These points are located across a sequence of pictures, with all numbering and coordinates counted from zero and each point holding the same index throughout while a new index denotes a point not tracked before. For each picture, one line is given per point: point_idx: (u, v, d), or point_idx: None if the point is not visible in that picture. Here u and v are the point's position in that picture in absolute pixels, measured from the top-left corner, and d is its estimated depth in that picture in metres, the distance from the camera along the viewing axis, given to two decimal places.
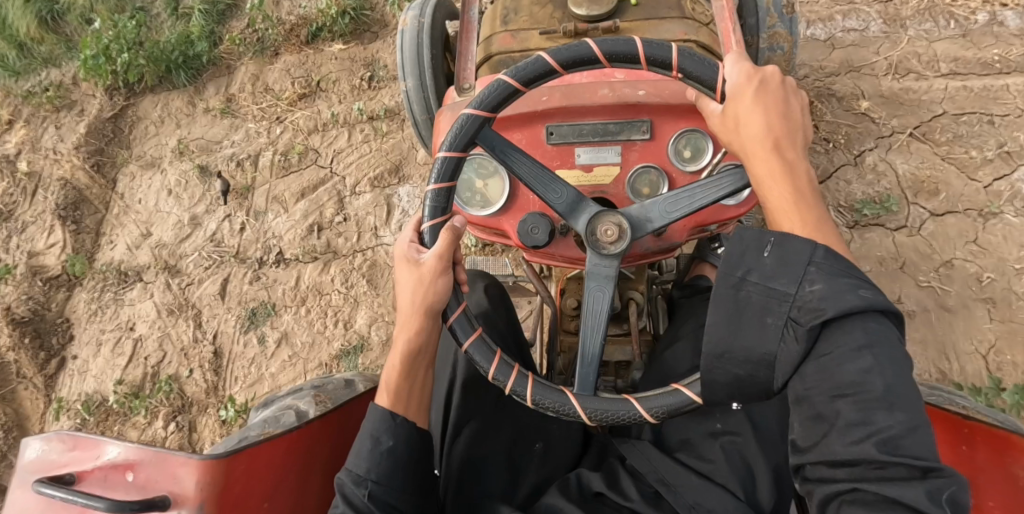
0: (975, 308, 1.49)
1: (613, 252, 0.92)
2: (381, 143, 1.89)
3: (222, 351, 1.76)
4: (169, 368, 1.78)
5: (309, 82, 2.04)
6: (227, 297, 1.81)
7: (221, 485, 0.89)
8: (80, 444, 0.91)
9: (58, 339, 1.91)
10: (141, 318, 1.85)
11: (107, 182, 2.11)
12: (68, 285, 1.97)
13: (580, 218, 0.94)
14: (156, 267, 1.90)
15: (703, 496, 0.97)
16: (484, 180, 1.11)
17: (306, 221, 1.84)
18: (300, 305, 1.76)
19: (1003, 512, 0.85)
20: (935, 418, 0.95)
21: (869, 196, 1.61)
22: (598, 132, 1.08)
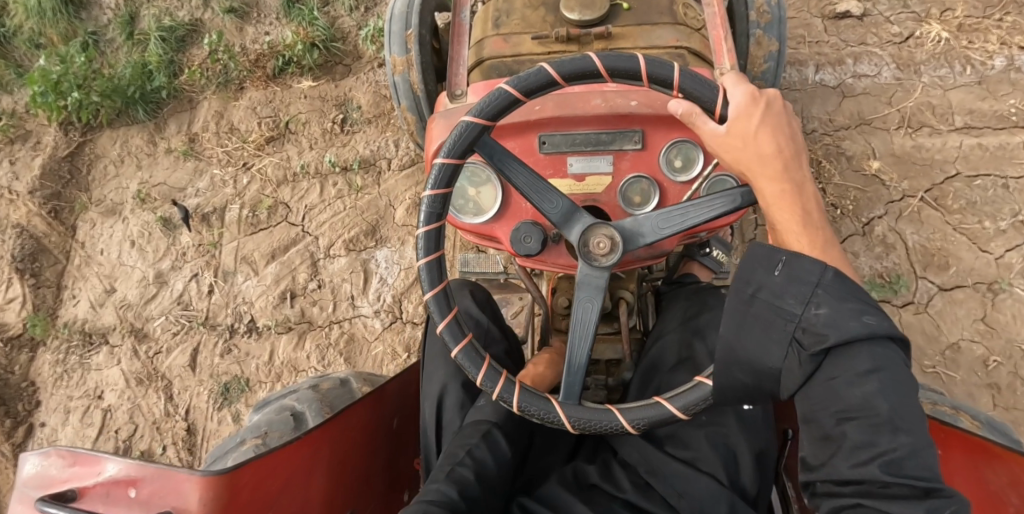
0: (979, 394, 1.43)
1: (608, 265, 0.86)
2: (355, 200, 1.80)
3: (195, 427, 1.69)
4: (141, 443, 1.70)
5: (277, 124, 1.90)
6: (197, 369, 1.73)
7: (228, 497, 0.83)
8: (81, 459, 0.85)
9: (23, 404, 1.80)
10: (109, 387, 1.76)
11: (66, 229, 1.95)
12: (31, 345, 1.86)
13: (571, 228, 0.87)
14: (121, 330, 1.81)
15: (690, 485, 0.90)
16: (477, 188, 1.01)
17: (277, 287, 1.75)
18: (276, 380, 1.69)
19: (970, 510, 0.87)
20: None
21: (877, 273, 1.53)
22: (590, 142, 0.99)
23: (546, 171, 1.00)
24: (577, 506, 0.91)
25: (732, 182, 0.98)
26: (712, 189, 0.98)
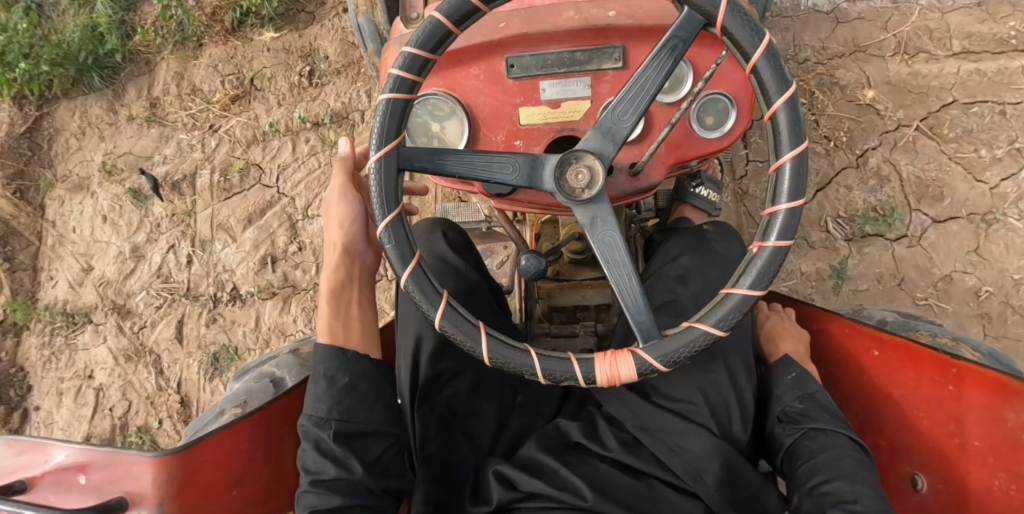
0: (969, 325, 1.44)
1: (569, 197, 0.78)
2: (330, 156, 1.68)
3: (189, 400, 1.63)
4: (138, 419, 1.65)
5: (241, 82, 1.75)
6: (185, 340, 1.65)
7: (186, 477, 0.80)
8: (30, 447, 0.82)
9: (15, 390, 1.78)
10: (99, 365, 1.71)
11: (34, 209, 1.88)
12: (15, 330, 1.82)
13: (593, 136, 0.77)
14: (104, 308, 1.73)
15: (682, 438, 0.90)
16: (440, 122, 0.93)
17: (257, 252, 1.65)
18: (264, 346, 1.61)
19: (987, 451, 0.85)
20: (923, 359, 0.91)
21: (870, 207, 1.50)
22: (564, 62, 0.90)
23: (516, 100, 0.93)
24: (564, 471, 0.90)
25: (725, 102, 0.91)
26: (702, 111, 0.91)
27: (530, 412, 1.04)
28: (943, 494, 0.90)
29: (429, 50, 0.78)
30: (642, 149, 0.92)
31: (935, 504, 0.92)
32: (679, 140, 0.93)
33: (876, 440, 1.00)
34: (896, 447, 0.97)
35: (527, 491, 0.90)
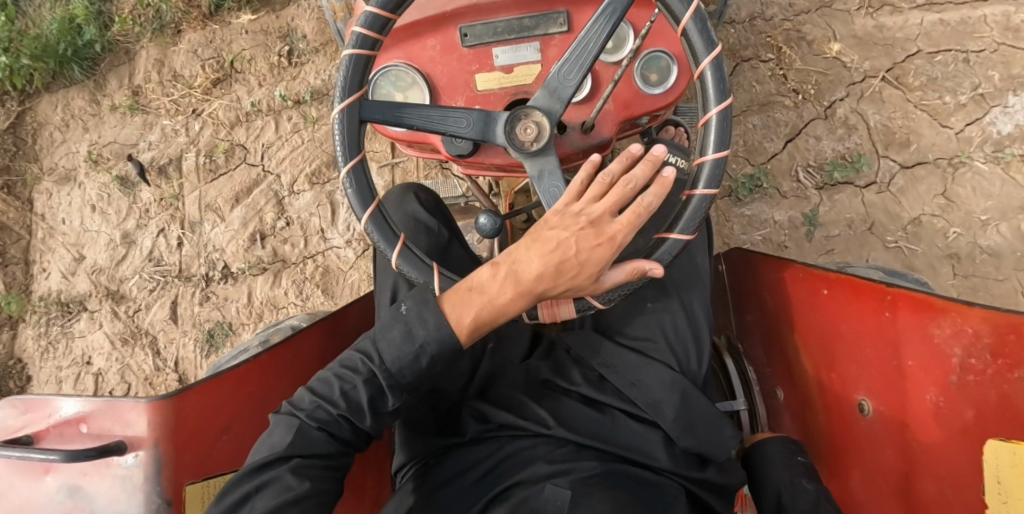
0: (940, 265, 1.50)
1: (521, 150, 0.86)
2: (313, 133, 1.71)
3: (186, 376, 1.67)
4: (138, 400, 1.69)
5: (221, 64, 1.77)
6: (180, 320, 1.69)
7: (176, 423, 0.98)
8: (32, 407, 0.98)
9: (16, 381, 1.81)
10: (96, 351, 1.74)
11: (23, 203, 1.89)
12: (11, 322, 1.84)
13: (542, 94, 0.85)
14: (98, 295, 1.76)
15: (641, 373, 1.01)
16: (403, 92, 0.97)
17: (246, 230, 1.68)
18: (257, 320, 1.65)
19: (919, 369, 0.95)
20: (862, 289, 1.01)
21: (839, 155, 1.55)
22: (514, 29, 0.95)
23: (471, 68, 0.97)
24: (532, 406, 1.04)
25: (666, 60, 0.95)
26: (645, 69, 0.95)
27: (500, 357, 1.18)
28: (886, 414, 1.00)
29: (378, 32, 0.86)
30: (589, 107, 0.96)
31: (880, 427, 1.01)
32: (627, 98, 0.97)
33: (828, 374, 1.08)
34: (845, 379, 1.05)
35: (500, 422, 1.05)
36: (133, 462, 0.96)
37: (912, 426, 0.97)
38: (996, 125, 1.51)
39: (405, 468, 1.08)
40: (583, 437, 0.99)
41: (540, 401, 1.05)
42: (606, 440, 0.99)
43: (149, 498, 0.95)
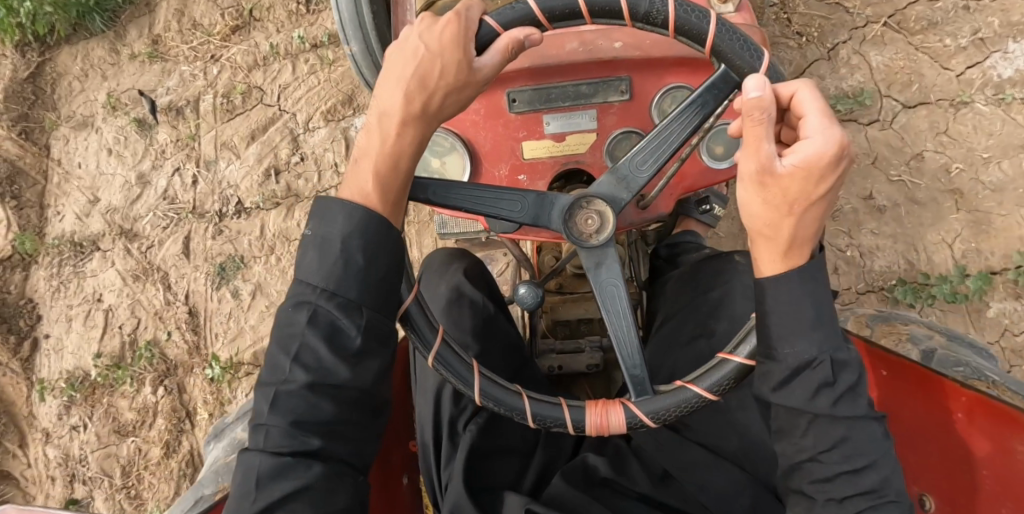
0: (943, 200, 1.52)
1: (584, 241, 0.89)
2: (329, 74, 1.75)
3: (196, 310, 1.71)
4: (147, 334, 1.73)
5: (240, 12, 1.81)
6: (192, 255, 1.73)
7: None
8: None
9: (26, 321, 1.83)
10: (107, 288, 1.77)
11: (41, 149, 1.92)
12: (24, 264, 1.86)
13: (607, 181, 0.89)
14: (111, 234, 1.79)
15: (705, 473, 1.03)
16: (443, 158, 1.04)
17: (260, 166, 1.72)
18: (269, 253, 1.70)
19: (996, 486, 0.90)
20: (943, 385, 1.00)
21: (843, 91, 1.58)
22: (571, 95, 1.01)
23: (518, 134, 1.04)
24: (595, 506, 1.00)
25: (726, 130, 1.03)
26: (712, 143, 1.04)
27: (551, 448, 1.15)
28: None
29: None
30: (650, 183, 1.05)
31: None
32: (683, 173, 1.06)
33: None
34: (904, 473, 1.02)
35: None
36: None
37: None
38: (997, 69, 1.54)
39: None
40: None
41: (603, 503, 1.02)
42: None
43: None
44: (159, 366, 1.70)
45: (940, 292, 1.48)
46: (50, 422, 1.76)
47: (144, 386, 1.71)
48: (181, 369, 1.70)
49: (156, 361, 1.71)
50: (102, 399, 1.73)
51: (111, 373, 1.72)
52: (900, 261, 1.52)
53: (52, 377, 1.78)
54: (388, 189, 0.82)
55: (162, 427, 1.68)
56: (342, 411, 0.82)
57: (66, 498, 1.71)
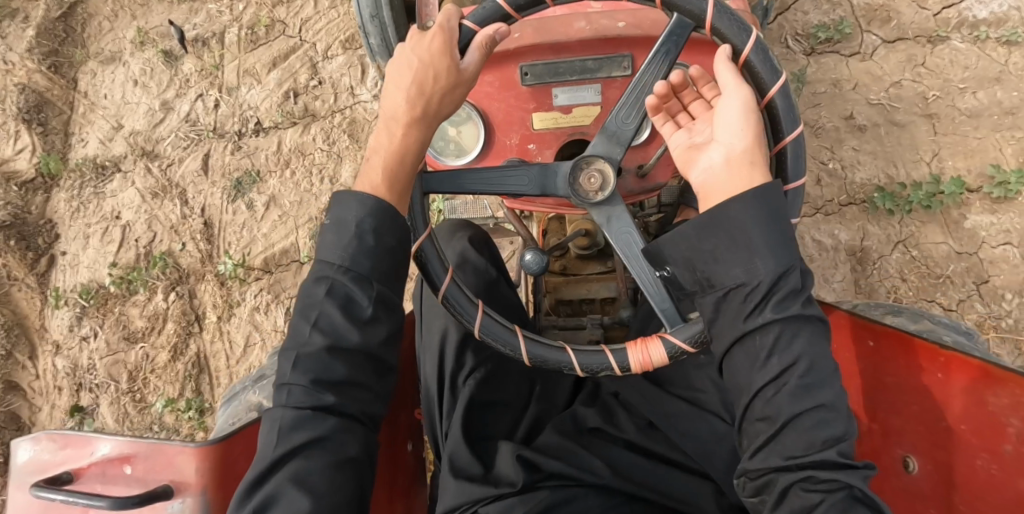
0: (919, 123, 1.63)
1: (588, 198, 0.95)
2: (349, 8, 1.86)
3: (211, 221, 1.85)
4: (161, 245, 1.85)
5: None
6: (210, 171, 1.87)
7: (220, 463, 0.95)
8: (71, 442, 0.95)
9: (44, 239, 1.90)
10: (126, 206, 1.89)
11: (68, 83, 1.96)
12: (45, 187, 1.93)
13: (601, 141, 0.95)
14: (133, 156, 1.91)
15: (690, 422, 1.06)
16: (459, 126, 1.16)
17: (280, 88, 1.86)
18: (284, 168, 1.84)
19: (973, 435, 0.90)
20: (917, 347, 0.97)
21: (825, 23, 1.70)
22: (577, 71, 1.11)
23: (528, 107, 1.14)
24: (584, 454, 1.05)
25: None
26: None
27: (546, 401, 1.21)
28: (932, 474, 0.95)
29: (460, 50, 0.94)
30: (649, 153, 1.12)
31: (926, 485, 0.96)
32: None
33: (871, 425, 1.05)
34: (886, 430, 1.02)
35: (550, 472, 1.04)
36: (180, 508, 0.92)
37: (959, 491, 0.91)
38: (972, 10, 1.64)
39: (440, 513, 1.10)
40: (632, 486, 1.04)
41: (588, 448, 1.07)
42: (658, 492, 1.04)
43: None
44: (172, 274, 1.84)
45: (914, 197, 1.61)
46: (62, 334, 1.87)
47: (156, 294, 1.84)
48: (192, 278, 1.84)
49: (169, 270, 1.84)
50: (114, 309, 1.86)
51: (125, 281, 1.85)
52: (881, 175, 1.64)
53: (65, 288, 1.88)
54: (396, 182, 0.91)
55: (171, 331, 1.83)
56: (353, 371, 0.87)
57: (71, 404, 1.84)
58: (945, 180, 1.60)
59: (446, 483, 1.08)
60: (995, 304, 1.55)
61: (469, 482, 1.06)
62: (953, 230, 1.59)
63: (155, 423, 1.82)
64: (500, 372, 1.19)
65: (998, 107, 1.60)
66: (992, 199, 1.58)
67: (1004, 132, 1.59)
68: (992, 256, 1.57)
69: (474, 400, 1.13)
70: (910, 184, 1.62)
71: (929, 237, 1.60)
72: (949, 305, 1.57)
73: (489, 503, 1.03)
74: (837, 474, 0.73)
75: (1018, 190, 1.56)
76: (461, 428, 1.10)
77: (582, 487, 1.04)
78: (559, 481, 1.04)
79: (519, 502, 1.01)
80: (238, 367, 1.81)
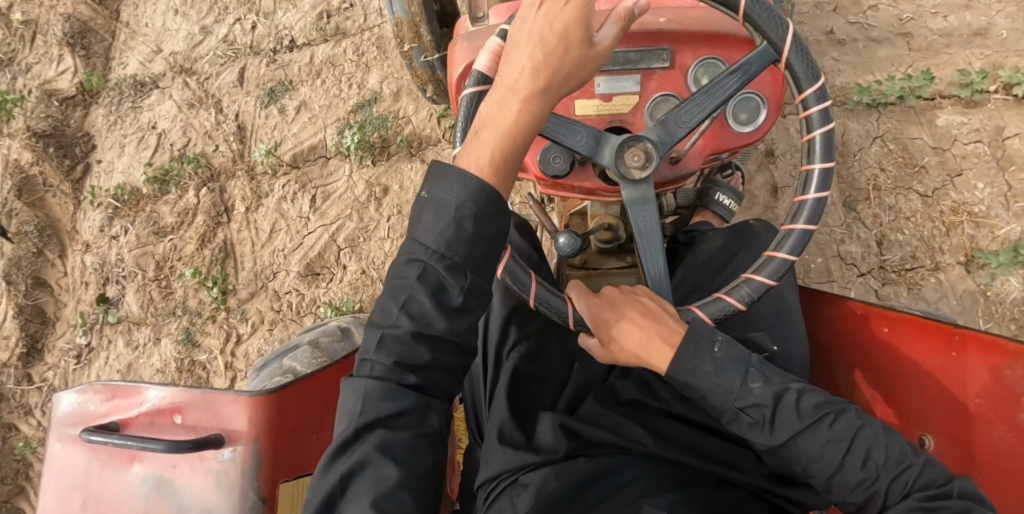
0: (967, 59, 1.56)
1: (633, 175, 0.85)
2: None
3: (244, 125, 1.85)
4: (195, 147, 1.85)
5: None
6: (245, 83, 1.87)
7: (276, 416, 0.88)
8: (119, 393, 0.89)
9: (80, 149, 1.92)
10: (163, 116, 1.90)
11: (111, 13, 1.98)
12: (84, 104, 1.95)
13: (655, 129, 0.86)
14: (172, 73, 1.92)
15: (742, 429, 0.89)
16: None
17: (315, 10, 1.86)
18: (316, 78, 1.84)
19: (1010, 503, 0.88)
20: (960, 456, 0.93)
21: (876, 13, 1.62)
22: (618, 61, 0.94)
23: (572, 93, 0.96)
24: (626, 423, 0.90)
25: (757, 102, 0.95)
26: (736, 109, 0.95)
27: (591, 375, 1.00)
28: None
29: None
30: (680, 142, 0.97)
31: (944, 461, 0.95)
32: (714, 134, 0.97)
33: (885, 409, 1.03)
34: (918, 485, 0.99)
35: (594, 441, 0.89)
36: (229, 458, 0.86)
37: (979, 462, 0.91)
38: None
39: (477, 485, 0.94)
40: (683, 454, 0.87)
41: (634, 420, 0.91)
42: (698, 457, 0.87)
43: (244, 494, 0.85)
44: (204, 172, 1.83)
45: (890, 90, 1.58)
46: (92, 235, 1.88)
47: (188, 192, 1.83)
48: (224, 176, 1.84)
49: (201, 168, 1.83)
50: (145, 209, 1.85)
51: (159, 182, 1.85)
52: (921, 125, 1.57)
53: (100, 188, 1.89)
54: (502, 166, 0.77)
55: (201, 224, 1.81)
56: (438, 353, 0.76)
57: (98, 295, 1.84)
58: (914, 73, 1.58)
59: (489, 452, 0.93)
60: (967, 192, 1.52)
61: (509, 450, 0.91)
62: (928, 128, 1.56)
63: (178, 308, 1.80)
64: (543, 337, 1.02)
65: (967, 29, 1.57)
66: (963, 102, 1.56)
67: (975, 49, 1.56)
68: (963, 152, 1.54)
69: (515, 380, 0.98)
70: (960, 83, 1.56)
71: (907, 132, 1.57)
72: (925, 193, 1.54)
73: (533, 472, 0.89)
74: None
75: (984, 89, 1.55)
76: (506, 401, 0.95)
77: (627, 457, 0.88)
78: (600, 451, 0.89)
79: (561, 472, 0.87)
80: (263, 252, 1.80)
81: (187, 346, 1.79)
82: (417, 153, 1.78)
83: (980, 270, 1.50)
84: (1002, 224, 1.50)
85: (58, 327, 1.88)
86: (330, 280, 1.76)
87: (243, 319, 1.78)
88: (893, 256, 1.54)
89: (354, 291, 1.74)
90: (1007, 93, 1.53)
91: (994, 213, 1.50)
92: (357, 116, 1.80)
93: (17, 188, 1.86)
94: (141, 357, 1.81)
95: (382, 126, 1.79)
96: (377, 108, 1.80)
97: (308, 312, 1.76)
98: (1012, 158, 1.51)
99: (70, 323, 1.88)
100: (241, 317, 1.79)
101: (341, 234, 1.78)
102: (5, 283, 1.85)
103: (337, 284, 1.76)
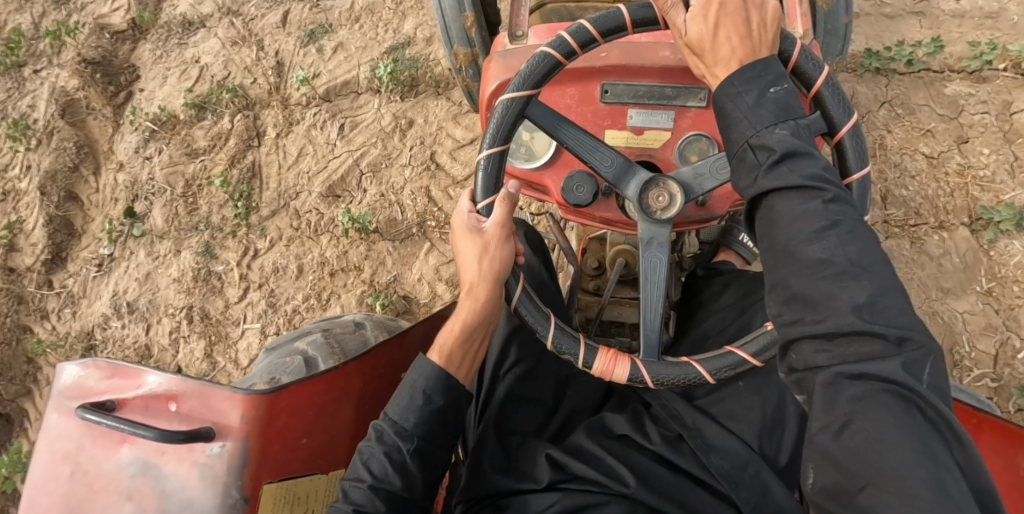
0: (976, 34, 1.56)
1: (660, 219, 0.84)
2: None
3: (283, 62, 1.85)
4: (235, 79, 1.86)
5: None
6: (288, 25, 1.88)
7: (267, 417, 0.91)
8: (119, 372, 0.91)
9: (125, 78, 1.95)
10: (207, 52, 1.90)
11: None
12: (134, 39, 1.98)
13: (628, 180, 0.85)
14: (219, 13, 1.93)
15: (727, 459, 0.87)
16: (531, 131, 0.95)
17: None
18: (355, 22, 1.85)
19: None
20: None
21: (916, 27, 1.58)
22: (654, 95, 0.92)
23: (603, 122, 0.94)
24: (608, 457, 0.90)
25: None
26: None
27: (579, 404, 1.02)
28: None
29: (493, 189, 0.85)
30: None
31: None
32: None
33: None
34: None
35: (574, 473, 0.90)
36: (218, 452, 0.88)
37: None
38: None
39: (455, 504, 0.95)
40: (657, 499, 0.86)
41: (614, 454, 0.90)
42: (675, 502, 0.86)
43: (227, 491, 0.87)
44: (240, 101, 1.83)
45: (898, 56, 1.55)
46: (127, 155, 1.89)
47: (223, 118, 1.84)
48: (258, 106, 1.84)
49: (238, 97, 1.84)
50: (181, 133, 1.87)
51: (196, 109, 1.85)
52: (952, 130, 1.52)
53: (139, 114, 1.90)
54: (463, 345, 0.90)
55: (232, 146, 1.82)
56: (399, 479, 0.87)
57: (125, 209, 1.84)
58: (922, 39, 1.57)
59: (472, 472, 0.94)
60: (973, 156, 1.50)
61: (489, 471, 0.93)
62: (935, 96, 1.54)
63: (201, 223, 1.80)
64: (535, 364, 1.01)
65: (978, 12, 1.57)
66: (971, 75, 1.55)
67: (985, 31, 1.56)
68: (971, 121, 1.52)
69: (506, 402, 0.98)
70: (971, 57, 1.54)
71: (915, 97, 1.55)
72: (931, 154, 1.51)
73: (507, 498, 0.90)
74: (880, 378, 0.59)
75: (992, 64, 1.54)
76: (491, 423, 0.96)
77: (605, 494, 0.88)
78: (578, 484, 0.89)
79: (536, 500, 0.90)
80: (289, 174, 1.80)
81: (205, 257, 1.78)
82: (444, 92, 1.77)
83: (983, 228, 1.46)
84: (1007, 189, 1.47)
85: (84, 239, 1.90)
86: (350, 202, 1.75)
87: (263, 235, 1.77)
88: (897, 211, 1.49)
89: (372, 210, 1.73)
90: (1015, 71, 1.53)
91: (999, 179, 1.47)
92: (389, 58, 1.80)
93: (62, 108, 1.91)
94: (159, 267, 1.81)
95: (413, 66, 1.78)
96: (410, 52, 1.79)
97: (325, 230, 1.75)
98: (1019, 131, 1.50)
99: (95, 235, 1.89)
100: (261, 233, 1.78)
101: (365, 158, 1.77)
102: (39, 194, 1.88)
103: (357, 204, 1.75)
